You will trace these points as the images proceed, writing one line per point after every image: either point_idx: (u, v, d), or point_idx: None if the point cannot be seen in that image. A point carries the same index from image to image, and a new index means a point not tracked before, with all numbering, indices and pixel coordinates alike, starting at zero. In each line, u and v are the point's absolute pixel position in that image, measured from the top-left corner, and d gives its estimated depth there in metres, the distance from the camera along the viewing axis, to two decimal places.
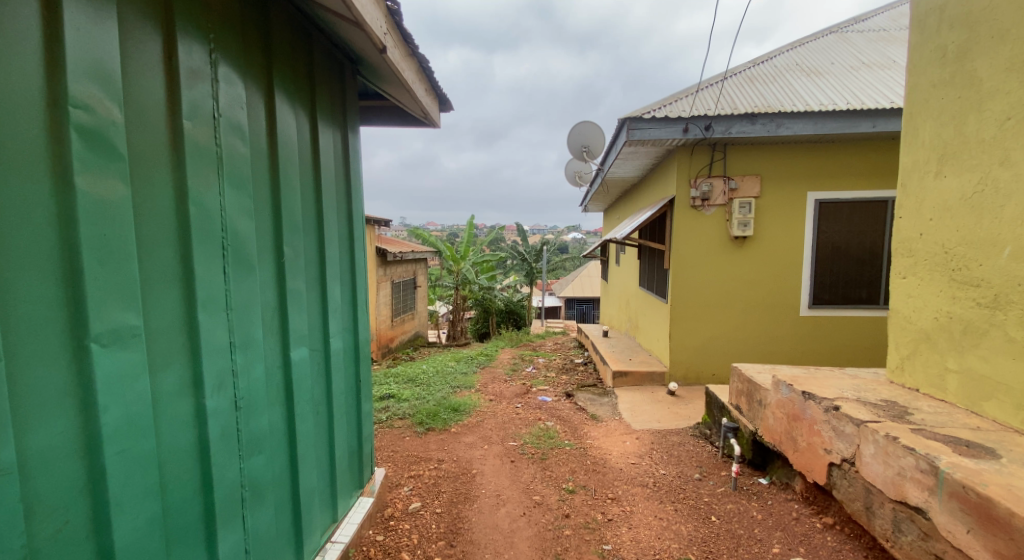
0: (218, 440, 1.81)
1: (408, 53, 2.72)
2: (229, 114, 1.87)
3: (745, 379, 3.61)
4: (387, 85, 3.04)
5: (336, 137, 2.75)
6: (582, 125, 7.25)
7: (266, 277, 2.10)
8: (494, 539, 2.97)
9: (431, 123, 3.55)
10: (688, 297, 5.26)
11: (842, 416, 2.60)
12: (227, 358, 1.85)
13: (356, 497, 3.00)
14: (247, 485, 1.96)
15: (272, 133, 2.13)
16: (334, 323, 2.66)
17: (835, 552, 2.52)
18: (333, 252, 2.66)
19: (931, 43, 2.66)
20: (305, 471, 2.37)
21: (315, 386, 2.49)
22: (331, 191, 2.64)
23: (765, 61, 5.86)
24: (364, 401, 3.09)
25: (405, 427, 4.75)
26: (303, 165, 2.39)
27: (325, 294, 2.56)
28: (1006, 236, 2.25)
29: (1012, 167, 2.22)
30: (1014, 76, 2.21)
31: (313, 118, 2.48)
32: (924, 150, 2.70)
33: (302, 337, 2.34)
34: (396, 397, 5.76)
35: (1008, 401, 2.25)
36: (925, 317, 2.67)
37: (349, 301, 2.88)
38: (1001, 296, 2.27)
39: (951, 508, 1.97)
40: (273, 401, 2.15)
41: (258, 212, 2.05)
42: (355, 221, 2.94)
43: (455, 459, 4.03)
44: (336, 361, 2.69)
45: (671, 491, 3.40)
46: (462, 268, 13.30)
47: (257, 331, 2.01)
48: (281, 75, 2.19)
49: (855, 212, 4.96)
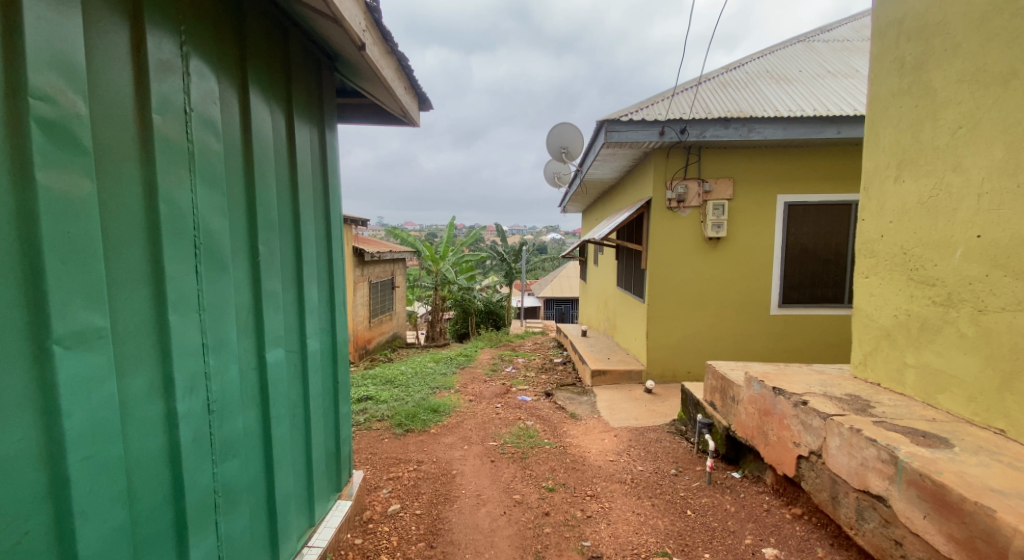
0: (190, 445, 1.81)
1: (388, 51, 2.75)
2: (201, 109, 1.87)
3: (719, 376, 3.72)
4: (365, 82, 3.05)
5: (312, 135, 2.75)
6: (560, 126, 7.32)
7: (241, 277, 2.10)
8: (475, 539, 3.01)
9: (410, 122, 3.57)
10: (663, 297, 5.37)
11: (810, 410, 2.71)
12: (200, 360, 1.86)
13: (334, 500, 3.00)
14: (221, 491, 1.96)
15: (247, 129, 2.14)
16: (311, 324, 2.67)
17: (803, 541, 2.63)
18: (311, 252, 2.67)
19: (889, 55, 2.80)
20: (281, 476, 2.38)
21: (291, 388, 2.50)
22: (308, 190, 2.64)
23: (737, 67, 6.02)
24: (342, 403, 3.10)
25: (384, 429, 4.76)
26: (279, 164, 2.39)
27: (302, 296, 2.57)
28: (959, 238, 2.37)
29: (964, 173, 2.35)
30: (965, 88, 2.35)
31: (290, 115, 2.49)
32: (885, 156, 2.83)
33: (278, 338, 2.35)
34: (374, 398, 5.75)
35: (961, 394, 2.38)
36: (886, 315, 2.80)
37: (327, 301, 2.90)
38: (954, 295, 2.40)
39: (910, 495, 2.08)
40: (247, 405, 2.15)
41: (233, 210, 2.06)
42: (333, 220, 2.95)
43: (435, 460, 4.06)
44: (313, 362, 2.69)
45: (649, 487, 3.50)
46: (441, 268, 13.32)
47: (231, 331, 2.02)
48: (255, 70, 2.20)
49: (822, 214, 5.13)
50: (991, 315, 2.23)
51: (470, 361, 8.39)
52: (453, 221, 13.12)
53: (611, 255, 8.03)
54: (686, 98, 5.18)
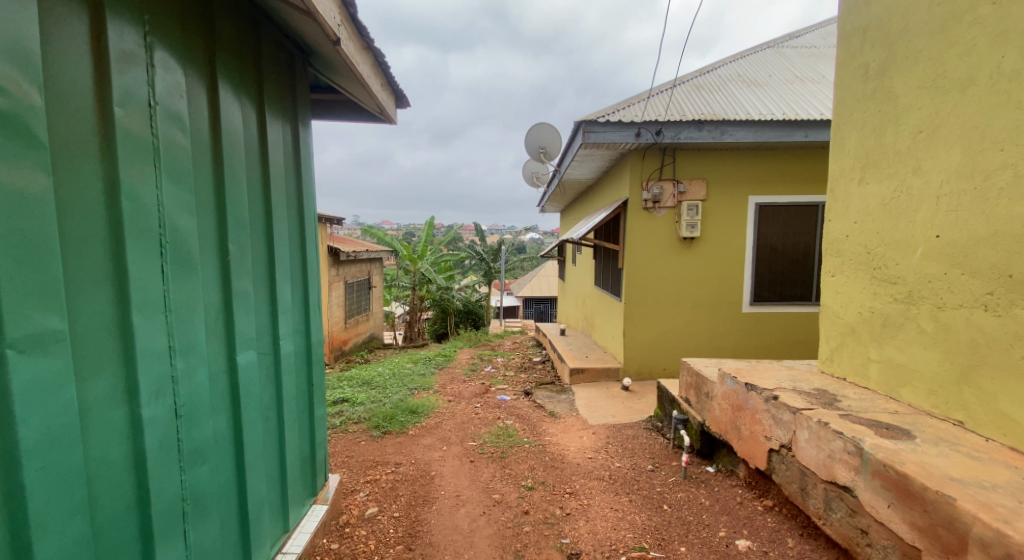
0: (156, 451, 1.78)
1: (364, 47, 2.74)
2: (166, 102, 1.83)
3: (693, 373, 3.80)
4: (340, 78, 3.03)
5: (285, 131, 2.72)
6: (538, 126, 7.37)
7: (209, 276, 2.07)
8: (454, 540, 3.02)
9: (386, 119, 3.56)
10: (640, 296, 5.45)
11: (780, 404, 2.80)
12: (166, 364, 1.82)
13: (309, 505, 2.98)
14: (189, 498, 1.92)
15: (215, 124, 2.11)
16: (284, 325, 2.64)
17: (775, 532, 2.72)
18: (283, 251, 2.64)
19: (854, 62, 2.90)
20: (253, 481, 2.35)
21: (263, 391, 2.46)
22: (280, 188, 2.61)
23: (710, 70, 6.15)
24: (317, 405, 3.07)
25: (361, 432, 4.73)
26: (249, 160, 2.36)
27: (274, 296, 2.54)
28: (918, 238, 2.48)
29: (923, 176, 2.45)
30: (925, 94, 2.45)
31: (261, 110, 2.45)
32: (850, 159, 2.94)
33: (249, 340, 2.32)
34: (350, 401, 5.70)
35: (921, 387, 2.48)
36: (851, 312, 2.91)
37: (301, 301, 2.87)
38: (914, 292, 2.50)
39: (875, 486, 2.16)
40: (216, 409, 2.12)
41: (201, 208, 2.02)
42: (307, 219, 2.92)
43: (413, 461, 4.05)
44: (286, 364, 2.66)
45: (626, 483, 3.56)
46: (419, 267, 13.26)
47: (199, 333, 1.99)
48: (224, 62, 2.16)
49: (791, 215, 5.28)
50: (949, 312, 2.32)
51: (448, 361, 8.37)
52: (430, 220, 13.06)
53: (589, 255, 8.11)
54: (661, 100, 5.27)
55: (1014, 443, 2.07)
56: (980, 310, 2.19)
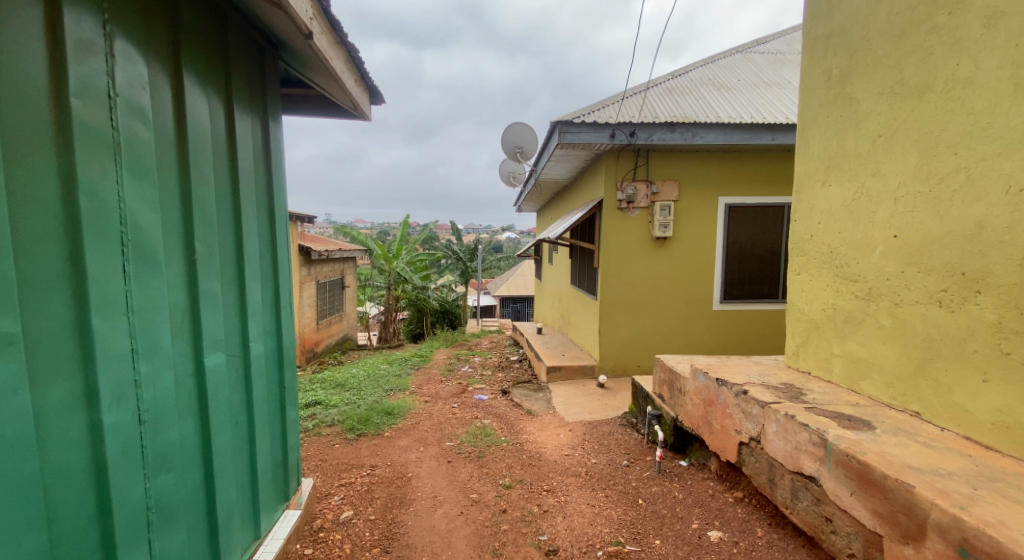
0: (118, 458, 1.74)
1: (337, 41, 2.72)
2: (127, 94, 1.80)
3: (667, 369, 3.89)
4: (313, 73, 3.01)
5: (254, 126, 2.68)
6: (514, 126, 7.42)
7: (174, 276, 2.03)
8: (432, 541, 3.04)
9: (361, 115, 3.55)
10: (614, 295, 5.54)
11: (749, 399, 2.89)
12: (129, 367, 1.79)
13: (282, 510, 2.94)
14: (155, 507, 1.88)
15: (179, 119, 2.07)
16: (254, 326, 2.60)
17: (745, 522, 2.81)
18: (252, 251, 2.60)
19: (818, 67, 3.01)
20: (223, 488, 2.31)
21: (232, 394, 2.42)
22: (249, 186, 2.58)
23: (682, 73, 6.28)
24: (289, 408, 3.04)
25: (335, 435, 4.69)
26: (216, 156, 2.32)
27: (243, 296, 2.50)
28: (877, 238, 2.59)
29: (882, 179, 2.56)
30: (883, 100, 2.56)
31: (229, 104, 2.41)
32: (814, 162, 3.05)
33: (217, 342, 2.28)
34: (323, 403, 5.65)
35: (880, 379, 2.60)
36: (815, 308, 3.02)
37: (271, 302, 2.83)
38: (874, 290, 2.61)
39: (838, 475, 2.25)
40: (183, 414, 2.08)
41: (165, 206, 1.99)
42: (277, 217, 2.88)
43: (389, 464, 4.05)
44: (257, 366, 2.62)
45: (602, 478, 3.62)
46: (394, 267, 13.18)
47: (164, 335, 1.95)
48: (190, 53, 2.13)
49: (759, 216, 5.43)
50: (906, 308, 2.43)
51: (425, 362, 8.34)
52: (405, 219, 12.99)
53: (565, 254, 8.19)
54: (635, 102, 5.36)
55: (968, 432, 2.16)
56: (935, 306, 2.29)
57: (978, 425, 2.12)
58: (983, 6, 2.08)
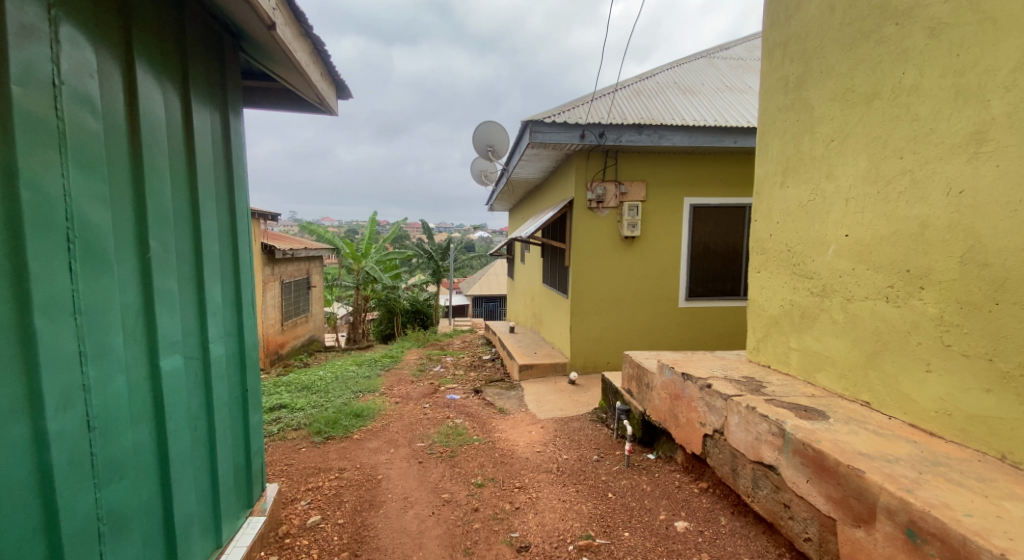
0: (65, 468, 1.70)
1: (302, 34, 2.70)
2: (74, 82, 1.76)
3: (635, 365, 3.98)
4: (277, 66, 2.98)
5: (214, 119, 2.62)
6: (485, 125, 7.44)
7: (127, 275, 1.99)
8: (402, 543, 3.05)
9: (327, 109, 3.52)
10: (584, 293, 5.62)
11: (713, 392, 3.00)
12: (76, 372, 1.75)
13: (244, 517, 2.87)
14: (106, 517, 1.84)
15: (132, 111, 2.03)
16: (214, 327, 2.54)
17: (710, 512, 2.92)
18: (212, 249, 2.54)
19: (777, 74, 3.14)
20: (181, 496, 2.25)
21: (191, 398, 2.37)
22: (208, 182, 2.52)
23: (649, 76, 6.42)
24: (253, 412, 2.97)
25: (302, 438, 4.64)
26: (172, 150, 2.27)
27: (202, 296, 2.45)
28: (831, 237, 2.72)
29: (835, 181, 2.69)
30: (835, 105, 2.69)
31: (186, 96, 2.36)
32: (773, 164, 3.18)
33: (174, 344, 2.22)
34: (289, 407, 5.57)
35: (833, 371, 2.73)
36: (774, 304, 3.15)
37: (232, 302, 2.77)
38: (828, 286, 2.75)
39: (796, 463, 2.35)
40: (137, 419, 2.03)
41: (116, 202, 1.94)
42: (239, 213, 2.83)
43: (359, 466, 4.03)
44: (217, 369, 2.57)
45: (573, 474, 3.69)
46: (363, 266, 13.03)
47: (115, 337, 1.91)
48: (142, 42, 2.08)
49: (723, 216, 5.61)
50: (857, 303, 2.57)
51: (395, 363, 8.29)
52: (374, 218, 12.86)
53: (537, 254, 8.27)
54: (604, 103, 5.46)
55: (913, 419, 2.29)
56: (883, 301, 2.42)
57: (922, 413, 2.25)
58: (928, 18, 2.20)
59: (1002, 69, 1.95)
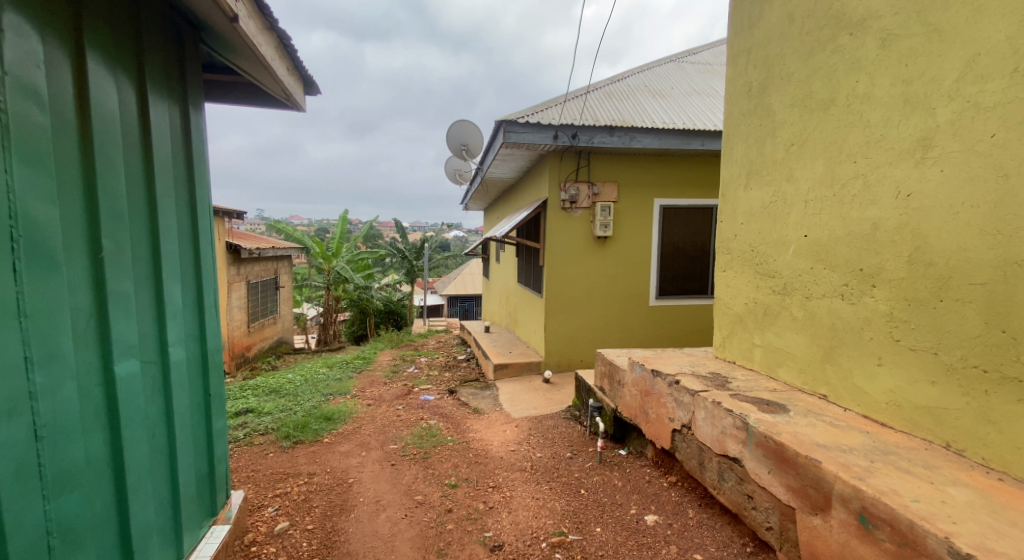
0: (11, 479, 1.67)
1: (267, 27, 2.67)
2: (19, 73, 1.71)
3: (607, 362, 4.05)
4: (241, 60, 2.94)
5: (172, 113, 2.57)
6: (459, 124, 7.45)
7: (78, 276, 1.94)
8: (374, 546, 3.04)
9: (294, 105, 3.49)
10: (557, 293, 5.68)
11: (681, 388, 3.08)
12: (23, 378, 1.71)
13: (208, 526, 2.81)
14: (56, 530, 1.80)
15: (83, 104, 1.98)
16: (174, 329, 2.49)
17: (678, 505, 3.00)
18: (171, 249, 2.49)
19: (740, 79, 3.24)
20: (139, 505, 2.20)
21: (149, 403, 2.32)
22: (167, 179, 2.47)
23: (620, 79, 6.52)
24: (216, 418, 2.91)
25: (269, 443, 4.57)
26: (128, 145, 2.22)
27: (161, 298, 2.39)
28: (791, 237, 2.83)
29: (794, 183, 2.80)
30: (795, 111, 2.80)
31: (142, 88, 2.32)
32: (737, 167, 3.28)
33: (131, 347, 2.17)
34: (255, 411, 5.48)
35: (794, 366, 2.84)
36: (739, 302, 3.26)
37: (193, 303, 2.72)
38: (788, 285, 2.85)
39: (758, 455, 2.44)
40: (90, 427, 1.98)
41: (66, 200, 1.90)
42: (200, 212, 2.78)
43: (329, 470, 4.00)
44: (177, 372, 2.51)
45: (547, 471, 3.74)
46: (333, 266, 12.86)
47: (64, 341, 1.87)
48: (95, 33, 2.03)
49: (691, 217, 5.75)
50: (815, 301, 2.68)
51: (367, 364, 8.22)
52: (346, 216, 12.70)
53: (511, 254, 8.31)
54: (577, 105, 5.52)
55: (866, 411, 2.41)
56: (839, 299, 2.53)
57: (874, 404, 2.37)
58: (879, 29, 2.31)
59: (946, 79, 2.06)
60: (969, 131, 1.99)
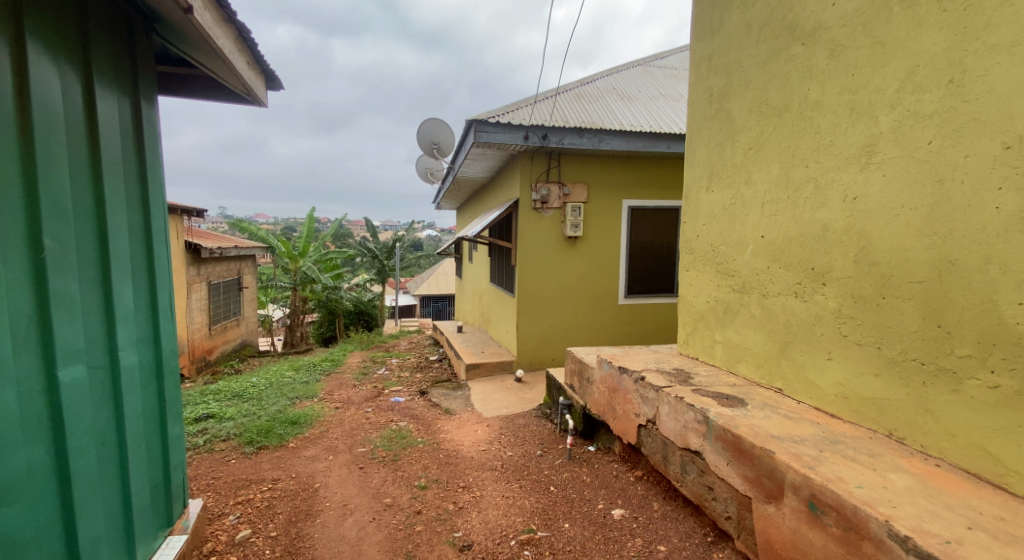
0: None
1: (224, 20, 2.63)
2: None
3: (576, 360, 4.12)
4: (198, 53, 2.89)
5: (122, 107, 2.52)
6: (430, 122, 7.44)
7: (18, 277, 1.89)
8: (341, 551, 3.04)
9: (256, 100, 3.45)
10: (528, 293, 5.74)
11: (646, 384, 3.16)
12: None
13: (163, 537, 2.75)
14: None
15: (24, 99, 1.93)
16: (124, 333, 2.44)
17: (644, 498, 3.08)
18: (121, 249, 2.44)
19: (702, 85, 3.34)
20: (86, 517, 2.14)
21: (98, 411, 2.26)
22: (116, 177, 2.42)
23: (590, 81, 6.62)
24: (171, 425, 2.86)
25: (231, 449, 4.48)
26: (73, 140, 2.17)
27: (111, 300, 2.34)
28: (749, 237, 2.94)
29: (752, 186, 2.91)
30: (752, 116, 2.91)
31: (89, 79, 2.27)
32: (700, 169, 3.39)
33: (77, 352, 2.12)
34: (216, 417, 5.36)
35: (752, 362, 2.95)
36: (702, 300, 3.36)
37: (146, 306, 2.66)
38: (747, 283, 2.96)
39: (718, 448, 2.52)
40: (32, 437, 1.93)
41: (4, 199, 1.85)
42: (153, 210, 2.72)
43: (295, 476, 3.96)
44: (128, 377, 2.46)
45: (517, 470, 3.79)
46: (300, 266, 12.62)
47: (3, 345, 1.82)
48: (36, 24, 1.98)
49: (658, 218, 5.89)
50: (771, 298, 2.79)
51: (336, 367, 8.12)
52: (313, 214, 12.50)
53: (483, 253, 8.34)
54: (547, 106, 5.59)
55: (818, 403, 2.52)
56: (793, 297, 2.65)
57: (825, 396, 2.49)
58: (829, 40, 2.43)
59: (889, 89, 2.18)
60: (909, 138, 2.11)
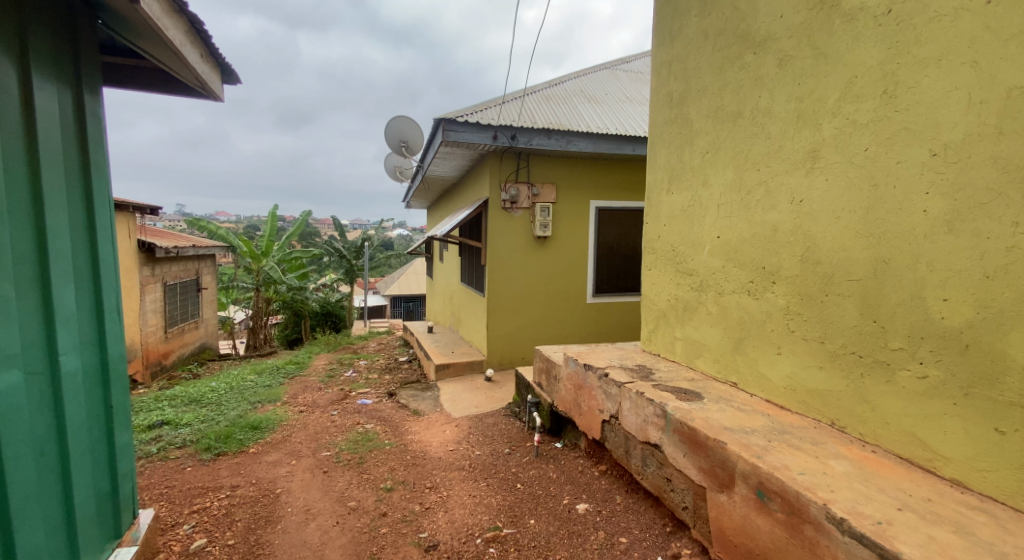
0: None
1: (173, 10, 2.60)
2: None
3: (544, 359, 4.18)
4: (147, 44, 2.85)
5: (62, 102, 2.46)
6: (397, 120, 7.42)
7: None
8: (304, 556, 3.03)
9: (211, 94, 3.40)
10: (497, 292, 5.78)
11: (609, 380, 3.24)
12: None
13: (111, 549, 2.69)
14: None
15: None
16: (65, 337, 2.38)
17: (607, 493, 3.16)
18: (62, 251, 2.39)
19: (663, 90, 3.45)
20: (21, 527, 2.09)
21: (36, 418, 2.21)
22: (56, 175, 2.37)
23: (558, 83, 6.71)
24: (119, 431, 2.80)
25: (186, 457, 4.40)
26: (7, 132, 2.12)
27: (50, 304, 2.29)
28: (706, 238, 3.05)
29: (709, 188, 3.02)
30: (708, 120, 3.02)
31: (25, 70, 2.22)
32: (661, 171, 3.49)
33: (10, 357, 2.07)
34: (173, 424, 5.23)
35: (709, 357, 3.06)
36: (663, 299, 3.46)
37: (90, 309, 2.60)
38: (704, 282, 3.07)
39: (676, 441, 2.61)
40: None
41: None
42: (99, 209, 2.67)
43: (255, 482, 3.91)
44: (70, 383, 2.40)
45: (485, 469, 3.83)
46: (263, 266, 12.33)
47: None
48: None
49: (625, 218, 6.03)
50: (727, 296, 2.90)
51: (302, 370, 8.00)
52: (276, 212, 12.26)
53: (454, 254, 8.35)
54: (515, 107, 5.65)
55: (768, 396, 2.64)
56: (746, 294, 2.76)
57: (775, 389, 2.61)
58: (777, 50, 2.55)
59: (830, 98, 2.30)
60: (848, 145, 2.24)
